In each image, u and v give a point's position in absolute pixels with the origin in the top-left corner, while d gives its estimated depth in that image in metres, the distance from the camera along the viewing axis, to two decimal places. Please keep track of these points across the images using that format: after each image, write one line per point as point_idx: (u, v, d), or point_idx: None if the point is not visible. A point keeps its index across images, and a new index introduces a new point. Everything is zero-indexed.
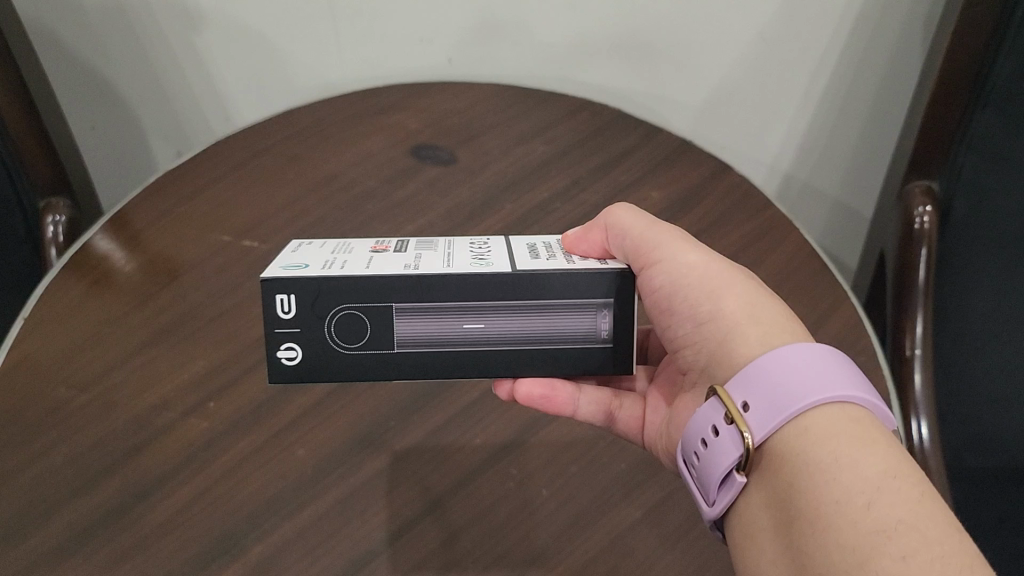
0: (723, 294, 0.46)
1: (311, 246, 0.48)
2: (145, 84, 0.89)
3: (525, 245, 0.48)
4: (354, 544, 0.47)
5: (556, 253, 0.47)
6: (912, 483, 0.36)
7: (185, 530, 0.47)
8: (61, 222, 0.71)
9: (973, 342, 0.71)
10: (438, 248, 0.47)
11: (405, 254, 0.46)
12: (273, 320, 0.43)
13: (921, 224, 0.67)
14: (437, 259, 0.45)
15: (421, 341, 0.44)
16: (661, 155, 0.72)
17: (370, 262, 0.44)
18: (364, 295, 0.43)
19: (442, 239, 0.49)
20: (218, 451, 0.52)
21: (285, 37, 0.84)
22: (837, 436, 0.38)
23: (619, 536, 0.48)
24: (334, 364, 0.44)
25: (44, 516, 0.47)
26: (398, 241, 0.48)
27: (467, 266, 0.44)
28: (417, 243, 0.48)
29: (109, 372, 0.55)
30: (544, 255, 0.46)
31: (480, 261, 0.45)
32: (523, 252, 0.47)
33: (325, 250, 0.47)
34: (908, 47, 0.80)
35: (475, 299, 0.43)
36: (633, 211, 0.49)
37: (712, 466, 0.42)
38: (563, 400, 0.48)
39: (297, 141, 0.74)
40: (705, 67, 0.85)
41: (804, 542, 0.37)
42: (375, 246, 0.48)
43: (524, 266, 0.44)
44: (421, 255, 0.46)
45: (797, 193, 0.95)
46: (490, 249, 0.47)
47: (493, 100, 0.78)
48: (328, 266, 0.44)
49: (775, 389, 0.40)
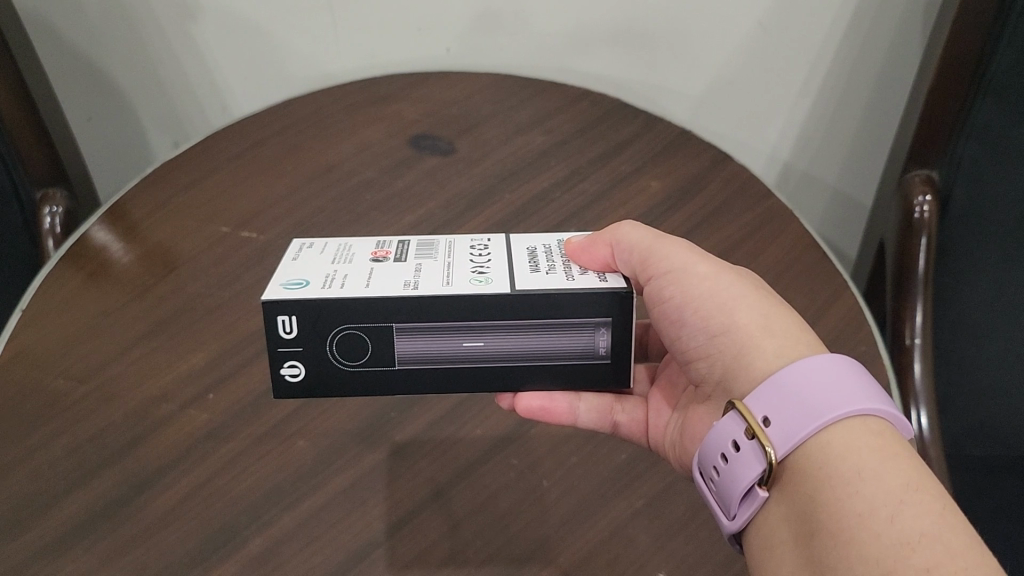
0: (734, 306, 0.46)
1: (310, 249, 0.47)
2: (140, 73, 0.88)
3: (525, 250, 0.47)
4: (355, 535, 0.47)
5: (555, 264, 0.46)
6: (934, 495, 0.37)
7: (185, 523, 0.47)
8: (59, 213, 0.70)
9: (977, 327, 0.71)
10: (438, 256, 0.46)
11: (406, 265, 0.45)
12: (275, 339, 0.43)
13: (921, 213, 0.67)
14: (438, 274, 0.44)
15: (425, 358, 0.44)
16: (660, 145, 0.72)
17: (371, 277, 0.44)
18: (364, 316, 0.42)
19: (440, 240, 0.48)
20: (219, 443, 0.52)
21: (283, 28, 0.83)
22: (859, 449, 0.38)
23: (620, 526, 0.48)
24: (336, 380, 0.45)
25: (44, 509, 0.47)
26: (397, 243, 0.47)
27: (467, 284, 0.43)
28: (417, 248, 0.47)
29: (109, 364, 0.55)
30: (543, 267, 0.46)
31: (480, 276, 0.44)
32: (523, 262, 0.46)
33: (325, 258, 0.46)
34: (908, 34, 0.79)
35: (478, 319, 0.43)
36: (636, 225, 0.49)
37: (733, 481, 0.42)
38: (563, 412, 0.48)
39: (295, 131, 0.73)
40: (706, 59, 0.84)
41: (825, 554, 0.37)
42: (375, 250, 0.47)
43: (525, 285, 0.43)
44: (421, 266, 0.45)
45: (796, 184, 0.95)
46: (490, 257, 0.46)
47: (493, 89, 0.78)
48: (329, 284, 0.43)
49: (798, 403, 0.40)
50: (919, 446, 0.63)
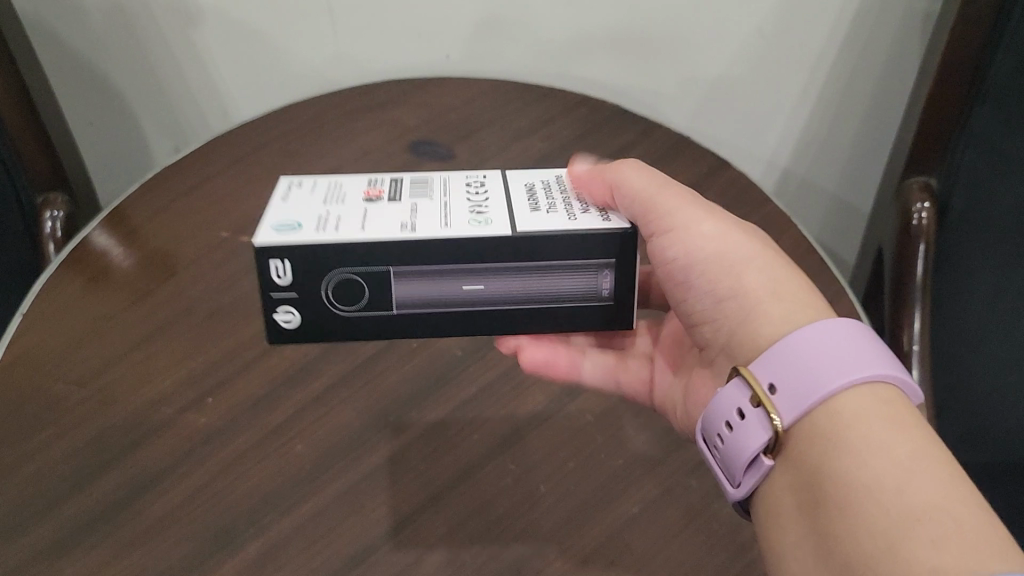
0: (743, 269, 0.46)
1: (300, 188, 0.46)
2: (140, 77, 0.88)
3: (523, 188, 0.48)
4: (355, 537, 0.47)
5: (554, 202, 0.47)
6: (944, 468, 0.36)
7: (184, 526, 0.48)
8: (59, 217, 0.70)
9: (975, 333, 0.71)
10: (432, 195, 0.46)
11: (399, 204, 0.45)
12: (268, 285, 0.43)
13: (919, 221, 0.67)
14: (436, 215, 0.44)
15: (422, 301, 0.45)
16: (659, 150, 0.72)
17: (366, 219, 0.44)
18: (361, 260, 0.43)
19: (428, 178, 0.48)
20: (217, 447, 0.52)
21: (284, 33, 0.83)
22: (867, 419, 0.38)
23: (618, 530, 0.48)
24: (332, 326, 0.45)
25: (44, 511, 0.48)
26: (389, 181, 0.48)
27: (467, 226, 0.43)
28: (410, 185, 0.47)
29: (109, 369, 0.56)
30: (543, 206, 0.46)
31: (479, 219, 0.44)
32: (521, 201, 0.47)
33: (316, 198, 0.45)
34: (907, 42, 0.79)
35: (478, 262, 0.43)
36: (640, 168, 0.48)
37: (738, 449, 0.42)
38: (565, 366, 0.52)
39: (295, 136, 0.74)
40: (704, 65, 0.85)
41: (831, 526, 0.37)
42: (366, 188, 0.47)
43: (525, 225, 0.44)
44: (416, 205, 0.45)
45: (795, 189, 0.95)
46: (487, 198, 0.46)
47: (492, 95, 0.78)
48: (323, 227, 0.43)
49: (814, 362, 0.40)
50: None
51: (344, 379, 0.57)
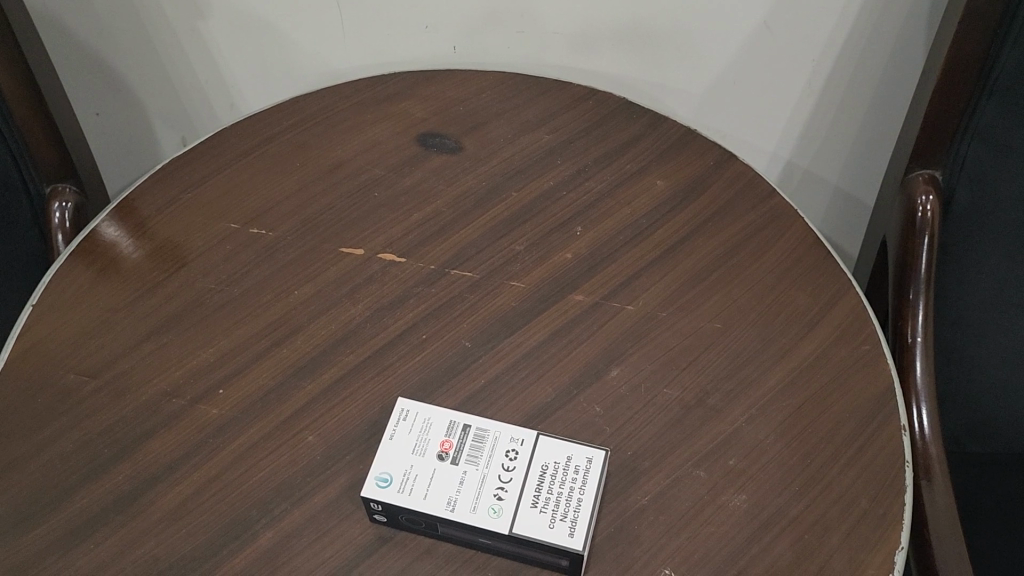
0: None
1: (404, 426, 0.51)
2: (145, 67, 0.88)
3: (539, 471, 0.49)
4: (364, 530, 0.49)
5: (550, 499, 0.47)
6: None
7: (196, 517, 0.49)
8: (68, 208, 0.70)
9: (977, 328, 0.72)
10: (481, 462, 0.49)
11: (453, 473, 0.48)
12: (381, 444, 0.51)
13: (924, 213, 0.67)
14: (470, 494, 0.47)
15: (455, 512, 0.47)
16: (667, 143, 0.72)
17: (430, 484, 0.48)
18: (412, 521, 0.48)
19: (493, 428, 0.51)
20: (228, 439, 0.53)
21: (291, 24, 0.83)
22: None
23: (626, 522, 0.49)
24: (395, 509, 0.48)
25: (61, 500, 0.50)
26: (463, 431, 0.51)
27: (477, 516, 0.47)
28: (472, 441, 0.50)
29: (120, 360, 0.56)
30: (540, 505, 0.47)
31: (494, 506, 0.47)
32: (531, 489, 0.48)
33: (404, 442, 0.50)
34: (913, 35, 0.79)
35: (478, 538, 0.47)
36: None
37: None
38: None
39: (304, 128, 0.73)
40: (709, 58, 0.85)
41: None
42: (441, 437, 0.50)
43: (521, 528, 0.46)
44: (464, 476, 0.48)
45: (798, 181, 0.95)
46: (515, 471, 0.49)
47: (502, 84, 0.77)
48: (405, 487, 0.48)
49: None
50: (918, 443, 0.61)
51: (354, 370, 0.56)
